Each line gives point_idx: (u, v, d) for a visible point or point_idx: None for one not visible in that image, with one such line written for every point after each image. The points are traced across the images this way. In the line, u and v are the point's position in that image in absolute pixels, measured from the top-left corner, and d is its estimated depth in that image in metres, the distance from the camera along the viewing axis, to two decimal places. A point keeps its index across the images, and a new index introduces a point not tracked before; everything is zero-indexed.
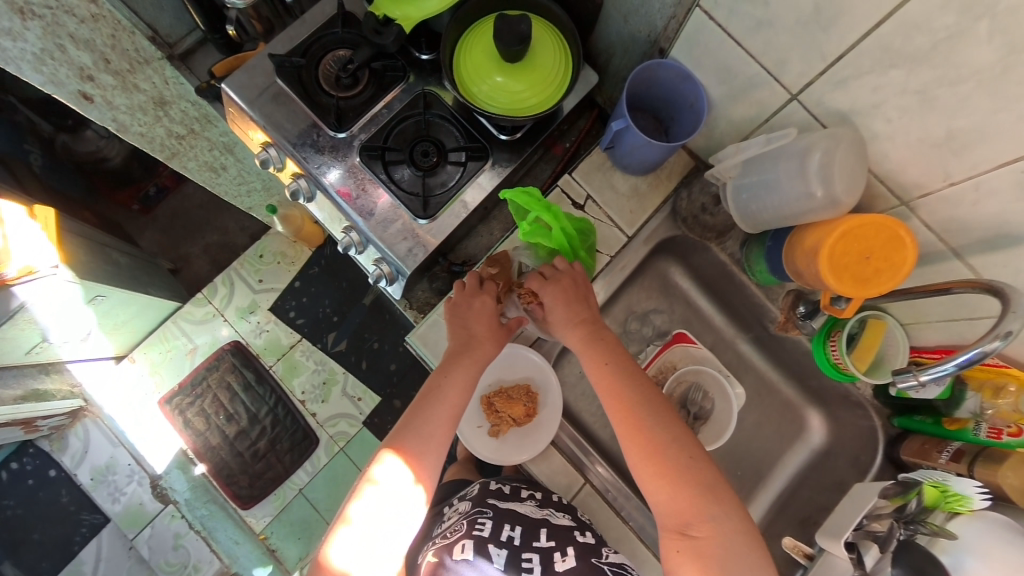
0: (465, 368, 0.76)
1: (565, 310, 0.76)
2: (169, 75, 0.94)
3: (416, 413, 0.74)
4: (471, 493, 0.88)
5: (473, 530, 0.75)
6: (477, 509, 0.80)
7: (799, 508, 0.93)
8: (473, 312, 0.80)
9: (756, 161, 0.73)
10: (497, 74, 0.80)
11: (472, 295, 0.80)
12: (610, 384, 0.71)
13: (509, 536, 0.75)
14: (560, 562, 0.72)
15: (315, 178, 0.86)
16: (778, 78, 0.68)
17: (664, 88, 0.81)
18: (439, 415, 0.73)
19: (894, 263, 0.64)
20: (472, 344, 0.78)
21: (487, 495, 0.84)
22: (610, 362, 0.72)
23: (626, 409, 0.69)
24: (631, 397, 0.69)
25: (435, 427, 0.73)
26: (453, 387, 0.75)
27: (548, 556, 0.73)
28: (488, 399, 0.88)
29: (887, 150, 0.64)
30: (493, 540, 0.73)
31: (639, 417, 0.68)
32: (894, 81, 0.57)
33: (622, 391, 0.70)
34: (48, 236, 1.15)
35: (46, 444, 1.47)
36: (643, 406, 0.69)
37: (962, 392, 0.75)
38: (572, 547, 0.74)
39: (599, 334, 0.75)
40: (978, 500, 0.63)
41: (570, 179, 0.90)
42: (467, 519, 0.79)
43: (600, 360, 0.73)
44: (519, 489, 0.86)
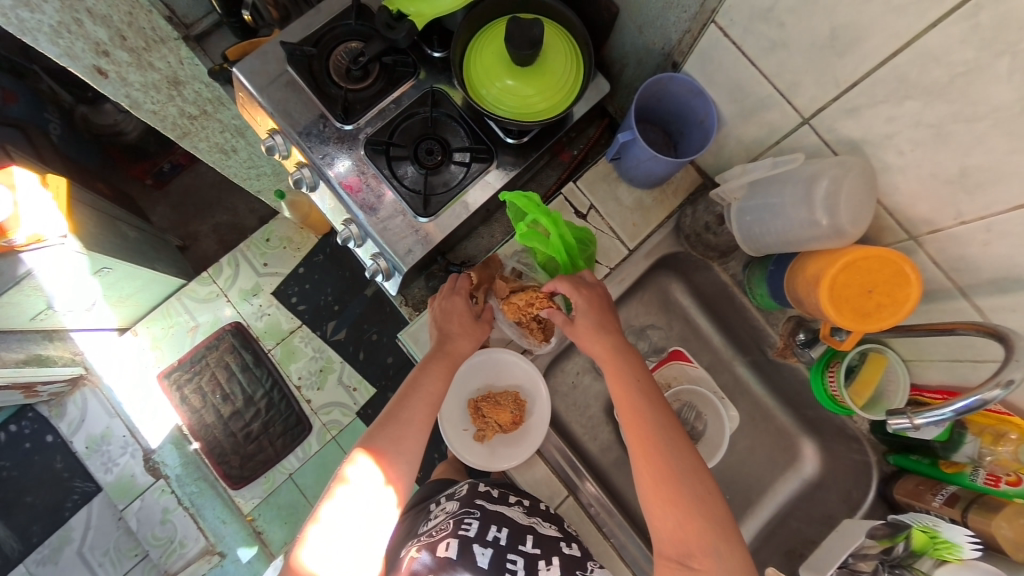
0: (441, 369, 0.77)
1: (593, 320, 0.75)
2: (184, 55, 0.94)
3: (391, 414, 0.75)
4: (459, 492, 0.86)
5: (458, 530, 0.74)
6: (465, 509, 0.79)
7: (786, 539, 0.91)
8: (452, 312, 0.81)
9: (762, 183, 0.71)
10: (507, 77, 0.79)
11: (444, 297, 0.82)
12: (628, 400, 0.71)
13: (495, 536, 0.74)
14: (544, 570, 0.72)
15: (318, 168, 0.86)
16: (791, 100, 0.66)
17: (675, 103, 0.80)
18: (413, 408, 0.75)
19: (898, 299, 0.61)
20: (447, 341, 0.79)
21: (476, 496, 0.82)
22: (633, 379, 0.72)
23: (641, 428, 0.69)
24: (650, 418, 0.69)
25: (408, 424, 0.74)
26: (428, 382, 0.76)
27: (533, 563, 0.73)
28: (476, 403, 0.88)
29: (898, 182, 0.61)
30: (478, 541, 0.73)
31: (654, 438, 0.68)
32: (908, 113, 0.55)
33: (643, 409, 0.70)
34: (59, 205, 1.17)
35: (46, 409, 1.50)
36: (661, 429, 0.69)
37: (960, 436, 0.73)
38: (557, 557, 0.74)
39: (623, 350, 0.74)
40: (968, 550, 0.61)
41: (575, 188, 0.89)
42: (453, 519, 0.78)
43: (620, 376, 0.72)
44: (507, 494, 0.83)
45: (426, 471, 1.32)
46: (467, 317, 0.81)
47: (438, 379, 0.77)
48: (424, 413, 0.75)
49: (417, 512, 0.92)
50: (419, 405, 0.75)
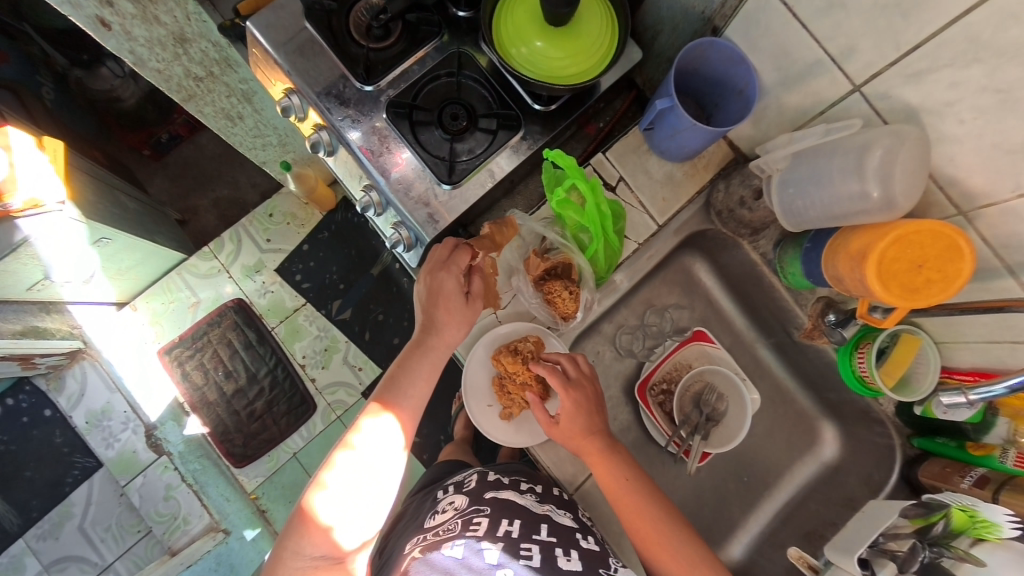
0: (425, 373, 0.75)
1: (578, 411, 0.76)
2: (191, 11, 0.88)
3: (386, 386, 0.74)
4: (466, 484, 0.84)
5: (466, 529, 0.72)
6: (473, 507, 0.77)
7: (803, 521, 0.91)
8: (442, 296, 0.75)
9: (808, 155, 0.68)
10: (538, 38, 0.75)
11: (435, 272, 0.75)
12: (614, 482, 0.74)
13: (507, 530, 0.72)
14: (564, 560, 0.70)
15: (337, 131, 0.82)
16: (843, 66, 0.63)
17: (714, 71, 0.76)
18: (400, 410, 0.73)
19: (949, 275, 0.59)
20: (431, 334, 0.76)
21: (484, 489, 0.81)
22: (625, 476, 0.74)
23: (646, 526, 0.71)
24: (636, 495, 0.73)
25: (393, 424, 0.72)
26: (415, 382, 0.74)
27: (550, 552, 0.70)
28: (499, 379, 0.84)
29: (954, 153, 0.59)
30: (489, 536, 0.71)
31: (661, 533, 0.71)
32: (974, 77, 0.52)
33: (643, 508, 0.72)
34: (56, 169, 1.12)
35: (43, 382, 1.46)
36: (666, 523, 0.72)
37: (993, 418, 0.72)
38: (576, 549, 0.72)
39: (609, 457, 0.75)
40: (1009, 530, 0.58)
41: (604, 159, 0.86)
42: (462, 518, 0.76)
43: (611, 476, 0.74)
44: (518, 482, 0.83)
45: (434, 452, 1.30)
46: (457, 300, 0.76)
47: (421, 384, 0.75)
48: (408, 418, 0.73)
49: (424, 498, 0.91)
50: (406, 405, 0.74)
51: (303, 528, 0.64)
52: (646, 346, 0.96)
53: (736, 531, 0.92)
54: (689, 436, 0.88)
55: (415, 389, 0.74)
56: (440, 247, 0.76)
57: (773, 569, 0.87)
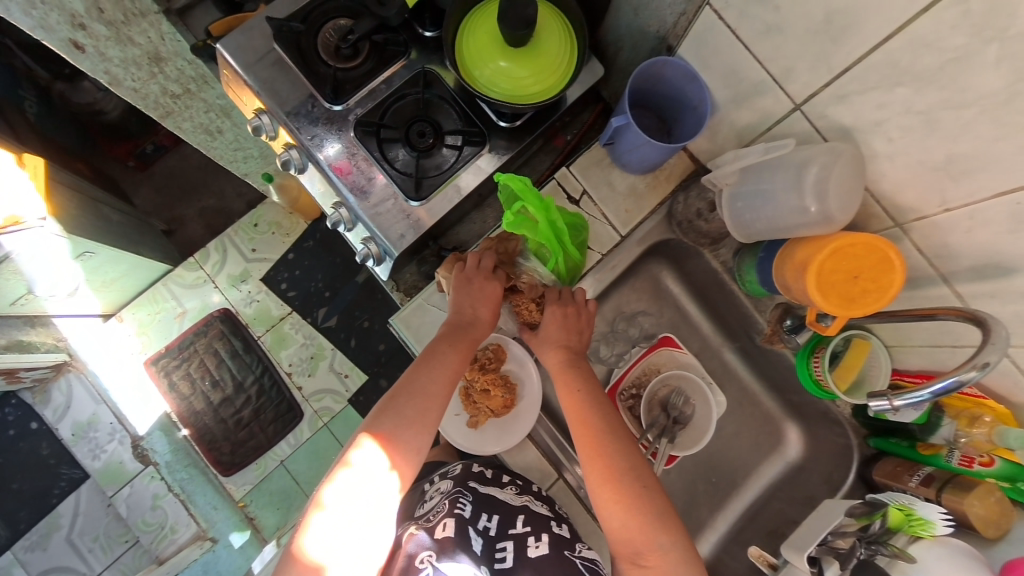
0: (458, 354, 0.77)
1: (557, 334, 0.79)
2: (165, 30, 0.91)
3: (391, 397, 0.74)
4: (453, 472, 0.86)
5: (454, 510, 0.75)
6: (458, 489, 0.80)
7: (768, 520, 0.93)
8: (483, 295, 0.80)
9: (755, 169, 0.71)
10: (500, 58, 0.77)
11: (486, 279, 0.80)
12: (576, 405, 0.74)
13: (485, 525, 0.75)
14: (534, 548, 0.73)
15: (307, 150, 0.84)
16: (784, 86, 0.65)
17: (670, 88, 0.78)
18: (433, 384, 0.75)
19: (882, 285, 0.63)
20: (472, 326, 0.79)
21: (468, 477, 0.82)
22: (578, 386, 0.75)
23: (588, 432, 0.72)
24: (594, 422, 0.73)
25: (426, 395, 0.74)
26: (450, 359, 0.76)
27: (522, 543, 0.73)
28: (466, 389, 0.87)
29: (886, 170, 0.62)
30: (472, 524, 0.74)
31: (600, 445, 0.71)
32: (899, 99, 0.55)
33: (588, 416, 0.73)
34: (37, 185, 1.14)
35: (29, 395, 1.47)
36: (608, 435, 0.72)
37: (938, 419, 0.75)
38: (546, 535, 0.74)
39: (570, 367, 0.77)
40: (941, 526, 0.63)
41: (568, 173, 0.88)
42: (448, 500, 0.79)
43: (565, 383, 0.76)
44: (500, 474, 0.85)
45: None
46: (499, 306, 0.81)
47: (457, 359, 0.76)
48: (444, 386, 0.75)
49: (412, 492, 0.93)
50: (439, 379, 0.75)
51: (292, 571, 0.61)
52: (615, 352, 0.99)
53: (705, 530, 0.95)
54: (656, 440, 0.90)
55: (454, 361, 0.76)
56: (485, 257, 0.81)
57: (737, 567, 0.89)
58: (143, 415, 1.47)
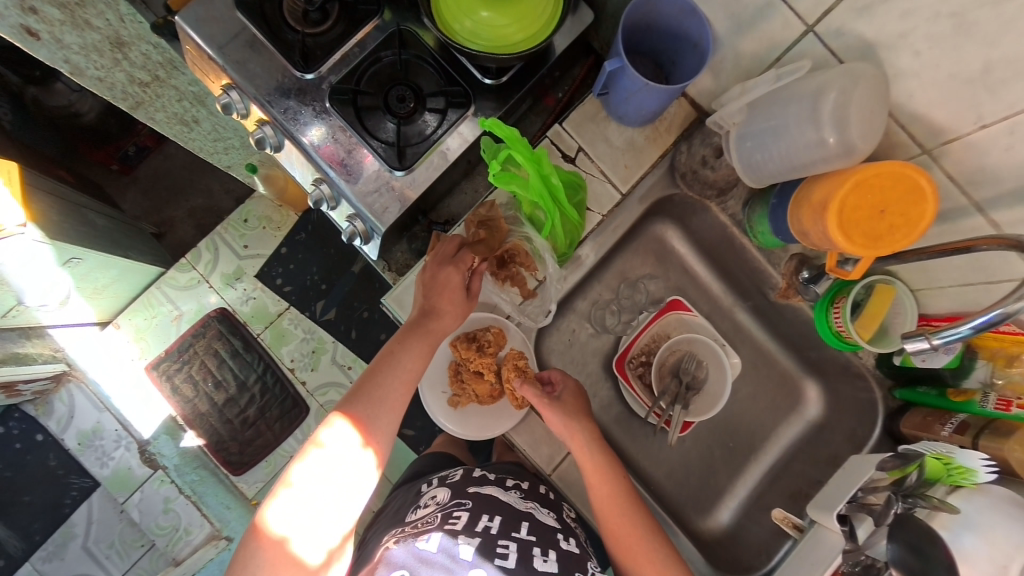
0: (416, 357, 0.73)
1: (578, 427, 0.76)
2: (124, 11, 0.86)
3: (357, 387, 0.71)
4: (450, 478, 0.82)
5: (445, 522, 0.70)
6: (455, 500, 0.75)
7: (791, 482, 0.90)
8: (439, 285, 0.74)
9: (762, 106, 0.66)
10: (482, 8, 0.71)
11: (439, 265, 0.75)
12: (613, 502, 0.74)
13: (486, 525, 0.70)
14: (540, 560, 0.69)
15: (281, 126, 0.78)
16: (793, 6, 0.59)
17: (666, 27, 0.72)
18: (388, 388, 0.71)
19: (911, 220, 0.57)
20: (430, 317, 0.75)
21: (468, 483, 0.79)
22: (616, 476, 0.75)
23: (630, 527, 0.73)
24: (633, 517, 0.73)
25: (382, 402, 0.71)
26: (405, 360, 0.72)
27: (527, 550, 0.69)
28: (456, 366, 0.84)
29: (911, 89, 0.56)
30: (466, 531, 0.69)
31: (642, 541, 0.72)
32: (926, 3, 0.49)
33: (627, 510, 0.74)
34: (13, 192, 1.08)
35: (31, 408, 1.45)
36: (648, 533, 0.73)
37: (971, 362, 0.71)
38: (554, 550, 0.71)
39: (603, 463, 0.75)
40: (984, 473, 0.58)
41: (561, 131, 0.83)
42: (442, 512, 0.73)
43: (601, 481, 0.75)
44: (503, 478, 0.82)
45: None
46: (459, 293, 0.76)
47: (415, 359, 0.72)
48: (401, 392, 0.72)
49: (408, 491, 0.88)
50: (393, 384, 0.71)
51: (254, 544, 0.60)
52: (622, 320, 0.94)
53: (725, 497, 0.91)
54: (670, 407, 0.87)
55: (409, 362, 0.72)
56: (447, 241, 0.77)
57: (761, 532, 0.86)
58: (145, 417, 1.44)
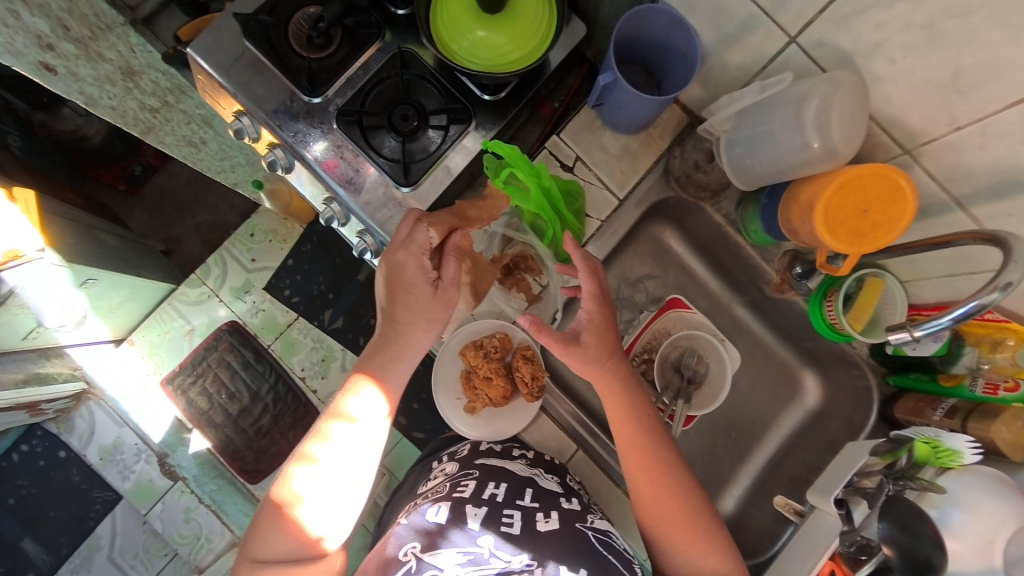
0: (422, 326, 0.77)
1: (601, 361, 0.74)
2: (134, 41, 0.96)
3: (374, 349, 0.77)
4: (460, 452, 0.86)
5: (453, 492, 0.73)
6: (463, 471, 0.79)
7: (791, 468, 0.93)
8: (406, 280, 0.75)
9: (750, 113, 0.69)
10: (478, 28, 0.75)
11: (405, 255, 0.74)
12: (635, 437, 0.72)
13: (492, 493, 0.73)
14: (543, 522, 0.70)
15: (291, 148, 0.82)
16: (776, 18, 0.62)
17: (656, 38, 0.75)
18: (402, 352, 0.76)
19: (893, 215, 0.61)
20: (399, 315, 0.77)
21: (476, 456, 0.82)
22: (640, 416, 0.73)
23: (652, 467, 0.71)
24: (655, 453, 0.71)
25: (399, 361, 0.77)
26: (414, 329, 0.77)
27: (531, 515, 0.71)
28: (467, 372, 0.86)
29: (889, 94, 0.59)
30: (471, 500, 0.71)
31: (664, 482, 0.70)
32: (899, 15, 0.52)
33: (649, 451, 0.71)
34: (30, 219, 1.12)
35: (53, 426, 1.49)
36: (671, 474, 0.70)
37: (959, 348, 0.73)
38: (556, 511, 0.72)
39: (628, 401, 0.73)
40: (968, 455, 0.62)
41: (558, 141, 0.87)
42: (450, 483, 0.77)
43: (623, 419, 0.73)
44: (510, 449, 0.85)
45: None
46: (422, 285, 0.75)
47: (420, 330, 0.77)
48: (412, 354, 0.77)
49: (421, 468, 0.92)
50: (406, 347, 0.77)
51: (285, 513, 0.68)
52: (623, 320, 0.97)
53: (728, 485, 0.95)
54: (672, 402, 0.90)
55: (417, 330, 0.77)
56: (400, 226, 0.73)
57: (763, 518, 0.90)
58: (147, 417, 1.47)
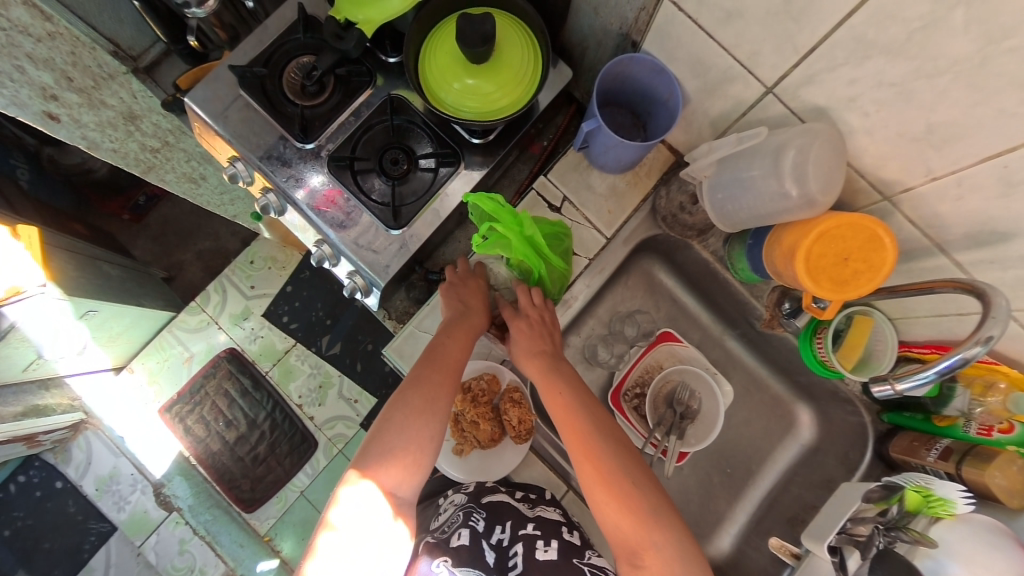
0: (457, 343, 0.79)
1: (529, 345, 0.78)
2: (136, 88, 0.95)
3: (397, 396, 0.74)
4: (466, 487, 0.86)
5: (467, 522, 0.77)
6: (472, 504, 0.80)
7: (788, 506, 0.91)
8: (467, 288, 0.84)
9: (730, 160, 0.70)
10: (466, 76, 0.77)
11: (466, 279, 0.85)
12: (567, 413, 0.72)
13: (500, 537, 0.75)
14: (542, 551, 0.72)
15: (284, 192, 0.84)
16: (753, 70, 0.63)
17: (639, 83, 0.77)
18: (439, 374, 0.75)
19: (875, 264, 0.61)
20: (465, 314, 0.81)
21: (482, 492, 0.83)
22: (562, 388, 0.74)
23: (577, 430, 0.70)
24: (586, 425, 0.70)
25: (438, 386, 0.75)
26: (450, 347, 0.78)
27: (532, 545, 0.73)
28: (455, 416, 0.86)
29: (866, 144, 0.60)
30: (485, 536, 0.75)
31: (589, 444, 0.69)
32: (870, 72, 0.53)
33: (575, 417, 0.71)
34: (33, 255, 1.14)
35: (51, 456, 1.49)
36: (595, 436, 0.69)
37: (950, 390, 0.73)
38: (556, 540, 0.74)
39: (555, 377, 0.75)
40: (962, 504, 0.61)
41: (546, 181, 0.88)
42: (462, 513, 0.80)
43: (551, 390, 0.74)
44: (512, 489, 0.84)
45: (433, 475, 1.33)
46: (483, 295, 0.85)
47: (457, 345, 0.78)
48: (448, 372, 0.76)
49: (426, 508, 0.92)
50: (442, 368, 0.76)
51: None
52: (615, 354, 0.97)
53: (724, 522, 0.94)
54: (665, 437, 0.89)
55: (453, 349, 0.78)
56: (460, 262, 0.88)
57: (760, 558, 0.88)
58: (144, 420, 1.48)
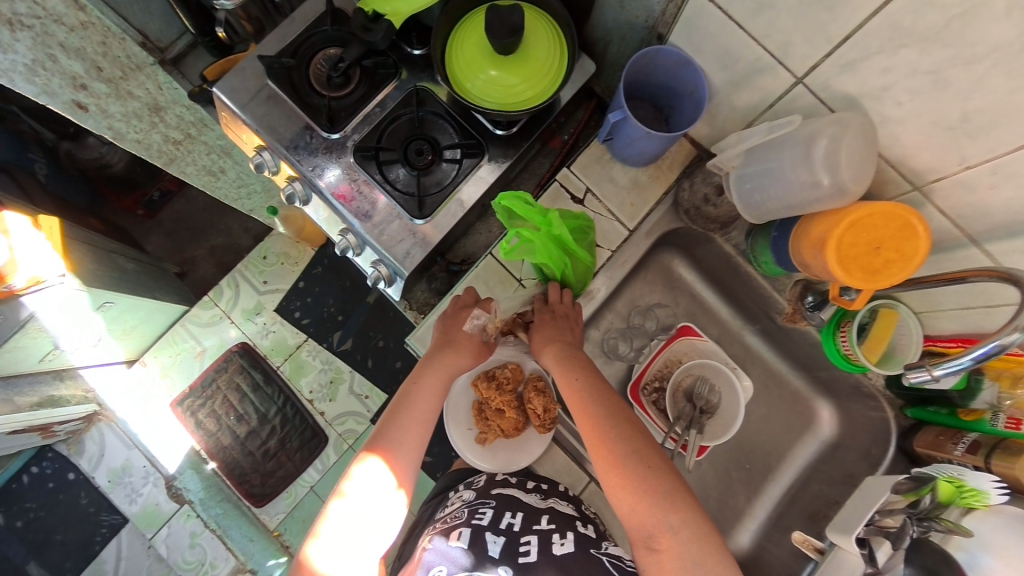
0: (429, 393, 0.78)
1: (553, 331, 0.81)
2: (162, 79, 0.93)
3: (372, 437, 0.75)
4: (476, 483, 0.85)
5: (472, 519, 0.74)
6: (480, 499, 0.79)
7: (808, 502, 0.91)
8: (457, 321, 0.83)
9: (760, 150, 0.71)
10: (491, 68, 0.77)
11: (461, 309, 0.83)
12: (578, 400, 0.73)
13: (509, 523, 0.73)
14: (558, 544, 0.70)
15: (310, 180, 0.85)
16: (783, 62, 0.63)
17: (664, 76, 0.77)
18: (402, 429, 0.75)
19: (906, 254, 0.62)
20: (440, 350, 0.81)
21: (492, 486, 0.82)
22: (575, 376, 0.75)
23: (590, 417, 0.71)
24: (596, 411, 0.71)
25: (398, 438, 0.74)
26: (420, 398, 0.77)
27: (547, 538, 0.71)
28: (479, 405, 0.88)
29: (898, 134, 0.60)
30: (491, 528, 0.72)
31: (602, 430, 0.69)
32: (905, 61, 0.53)
33: (588, 405, 0.72)
34: (54, 245, 1.15)
35: (64, 448, 1.50)
36: (608, 421, 0.70)
37: (977, 383, 0.73)
38: (570, 532, 0.72)
39: (570, 365, 0.77)
40: (995, 495, 0.60)
41: (568, 173, 0.88)
42: (468, 509, 0.78)
43: (567, 378, 0.76)
44: (524, 481, 0.84)
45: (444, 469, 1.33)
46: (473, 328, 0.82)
47: (427, 394, 0.78)
48: (414, 429, 0.75)
49: (437, 501, 0.90)
50: (410, 421, 0.75)
51: None
52: (634, 347, 0.97)
53: (743, 518, 0.93)
54: (685, 431, 0.88)
55: (422, 397, 0.77)
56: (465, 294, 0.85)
57: (780, 553, 0.87)
58: (146, 415, 1.49)
